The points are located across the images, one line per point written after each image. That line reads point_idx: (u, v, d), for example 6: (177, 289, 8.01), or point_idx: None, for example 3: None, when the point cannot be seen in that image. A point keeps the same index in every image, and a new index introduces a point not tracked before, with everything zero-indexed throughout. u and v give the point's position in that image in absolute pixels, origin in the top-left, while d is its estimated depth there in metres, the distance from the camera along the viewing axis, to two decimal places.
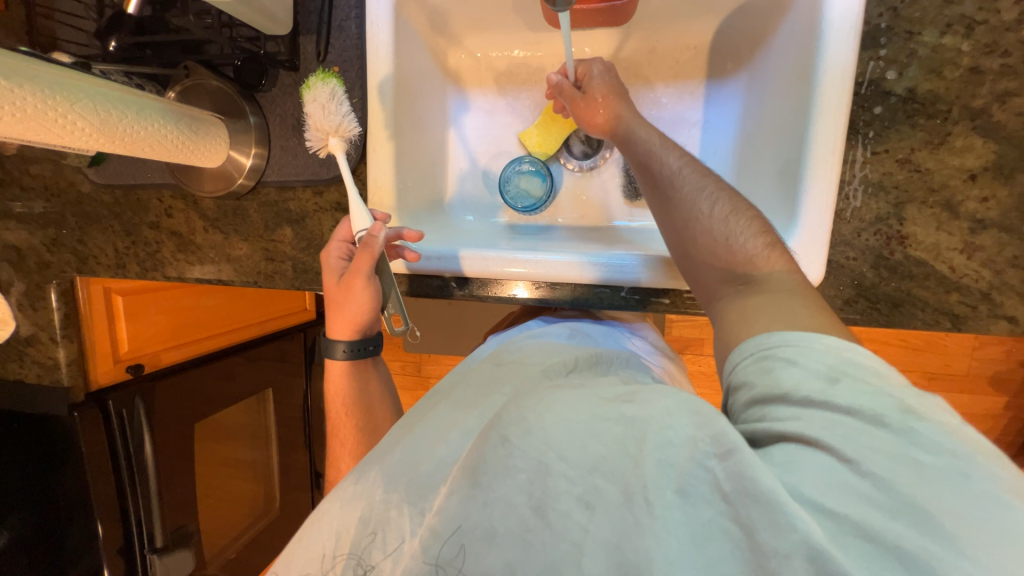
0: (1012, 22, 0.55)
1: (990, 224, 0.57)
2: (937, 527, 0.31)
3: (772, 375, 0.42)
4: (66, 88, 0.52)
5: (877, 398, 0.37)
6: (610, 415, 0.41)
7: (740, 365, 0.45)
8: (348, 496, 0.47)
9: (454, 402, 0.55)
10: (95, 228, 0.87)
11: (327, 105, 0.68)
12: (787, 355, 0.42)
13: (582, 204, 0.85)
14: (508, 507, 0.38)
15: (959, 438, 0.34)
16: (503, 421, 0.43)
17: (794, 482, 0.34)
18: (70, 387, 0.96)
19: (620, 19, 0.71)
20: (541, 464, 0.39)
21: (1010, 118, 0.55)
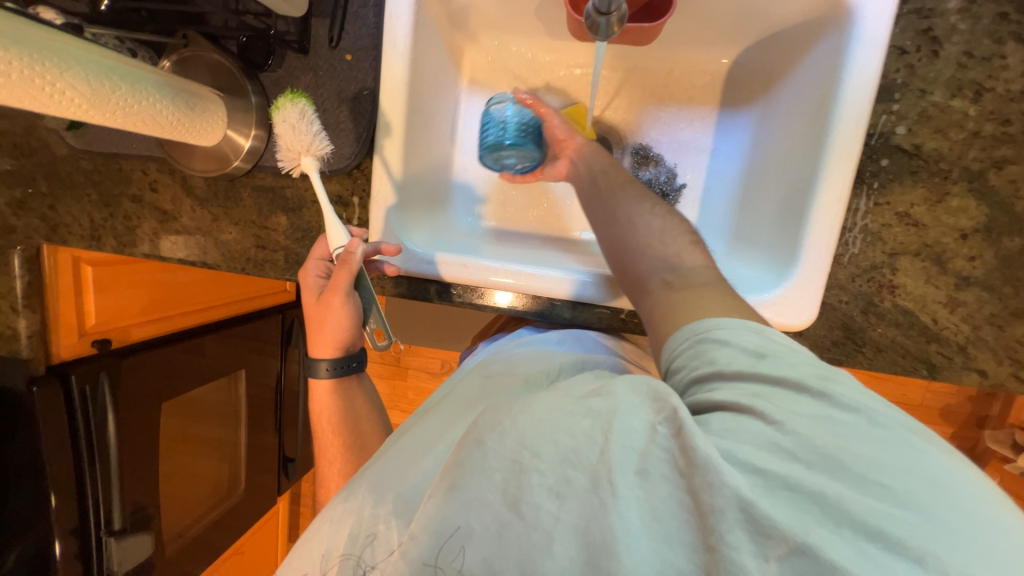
0: (1017, 92, 0.57)
1: (974, 281, 0.60)
2: (859, 478, 0.34)
3: (706, 352, 0.45)
4: (56, 53, 0.48)
5: (797, 367, 0.40)
6: (580, 409, 0.40)
7: (676, 350, 0.47)
8: (337, 514, 0.47)
9: (444, 416, 0.55)
10: (69, 195, 0.82)
11: (297, 126, 0.67)
12: (718, 334, 0.45)
13: (542, 207, 0.84)
14: (482, 506, 0.39)
15: (866, 394, 0.38)
16: (480, 425, 0.44)
17: (730, 445, 0.36)
18: (29, 359, 0.92)
19: (645, 40, 0.68)
20: (514, 461, 0.39)
21: (1004, 184, 0.58)
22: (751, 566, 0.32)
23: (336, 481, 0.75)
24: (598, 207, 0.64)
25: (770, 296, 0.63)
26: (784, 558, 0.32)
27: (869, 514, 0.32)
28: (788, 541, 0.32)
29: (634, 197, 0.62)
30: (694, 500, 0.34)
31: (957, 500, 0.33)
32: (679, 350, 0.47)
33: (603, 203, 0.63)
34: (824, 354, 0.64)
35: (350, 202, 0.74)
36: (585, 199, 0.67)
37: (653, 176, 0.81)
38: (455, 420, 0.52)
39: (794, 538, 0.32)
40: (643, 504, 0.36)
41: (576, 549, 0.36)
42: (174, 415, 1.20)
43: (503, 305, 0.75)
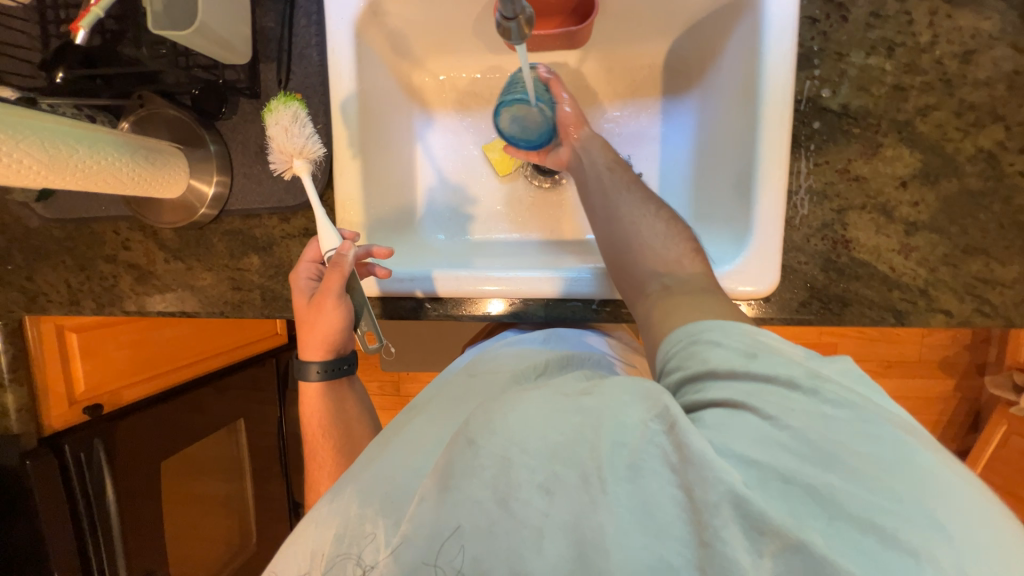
0: (926, 43, 0.60)
1: (921, 226, 0.62)
2: (852, 471, 0.33)
3: (700, 354, 0.44)
4: (11, 125, 0.51)
5: (790, 364, 0.40)
6: (573, 409, 0.41)
7: (670, 352, 0.48)
8: (324, 514, 0.46)
9: (426, 418, 0.54)
10: (45, 265, 0.83)
11: (290, 128, 0.66)
12: (710, 337, 0.45)
13: (543, 212, 0.86)
14: (474, 506, 0.39)
15: (858, 391, 0.38)
16: (470, 424, 0.43)
17: (724, 443, 0.36)
18: (20, 434, 0.91)
19: (576, 44, 0.72)
20: (502, 461, 0.39)
21: (931, 129, 0.61)
22: (747, 563, 0.32)
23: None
24: (600, 215, 0.67)
25: (729, 268, 0.64)
26: (779, 554, 0.32)
27: (862, 506, 0.32)
28: (784, 537, 0.32)
29: (638, 203, 0.65)
30: (691, 498, 0.35)
31: (943, 492, 0.33)
32: (675, 351, 0.47)
33: (605, 209, 0.66)
34: (793, 315, 0.66)
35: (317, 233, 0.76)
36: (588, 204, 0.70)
37: None
38: (437, 423, 0.52)
39: (787, 532, 0.32)
40: (633, 501, 0.36)
41: (567, 548, 0.36)
42: (174, 471, 1.18)
43: (494, 312, 0.75)
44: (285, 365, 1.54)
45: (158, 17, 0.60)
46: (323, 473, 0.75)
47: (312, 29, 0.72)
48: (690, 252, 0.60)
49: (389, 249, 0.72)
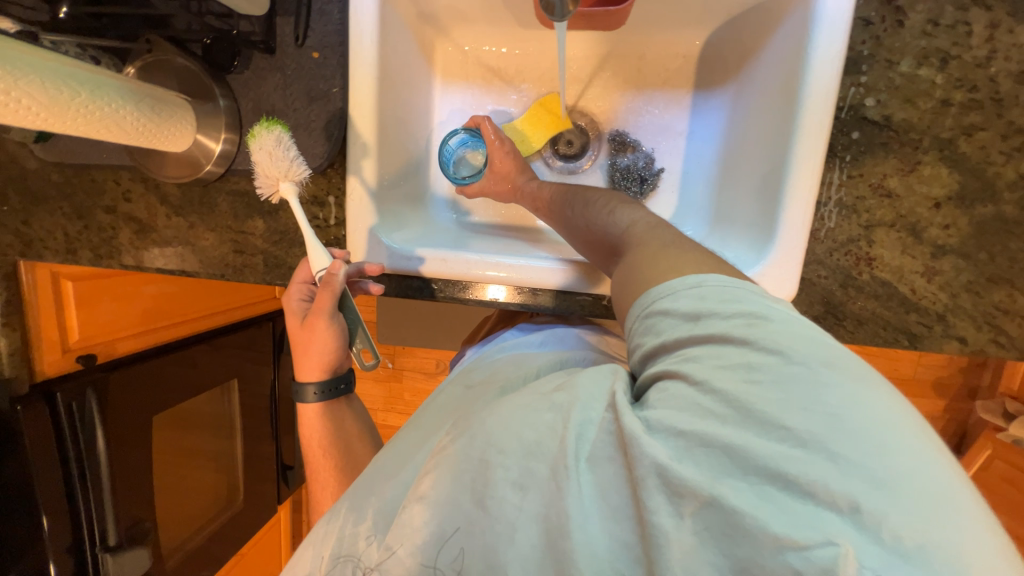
0: (983, 58, 0.57)
1: (949, 250, 0.61)
2: (766, 421, 0.32)
3: (654, 321, 0.42)
4: (10, 60, 0.47)
5: (730, 318, 0.37)
6: (542, 406, 0.39)
7: (628, 330, 0.45)
8: (319, 536, 0.47)
9: (425, 424, 0.55)
10: (42, 209, 0.81)
11: (274, 153, 0.65)
12: (659, 303, 0.42)
13: None
14: (452, 506, 0.39)
15: (802, 334, 0.35)
16: (453, 432, 0.43)
17: (653, 412, 0.35)
18: (13, 377, 0.90)
19: (610, 26, 0.69)
20: (477, 459, 0.39)
21: (974, 151, 0.58)
22: (668, 525, 0.32)
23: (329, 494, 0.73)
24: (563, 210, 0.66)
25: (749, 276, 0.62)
26: (697, 512, 0.31)
27: (768, 454, 0.31)
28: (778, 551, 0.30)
29: (595, 200, 0.62)
30: (628, 472, 0.35)
31: (869, 431, 0.31)
32: (632, 327, 0.44)
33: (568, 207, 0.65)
34: None
35: (325, 202, 0.74)
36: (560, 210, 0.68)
37: (631, 162, 0.81)
38: (439, 422, 0.53)
39: (702, 491, 0.31)
40: (594, 488, 0.35)
41: (537, 536, 0.36)
42: (166, 428, 1.18)
43: (497, 299, 0.73)
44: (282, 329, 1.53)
45: None
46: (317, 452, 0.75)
47: None
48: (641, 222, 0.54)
49: (382, 266, 0.69)
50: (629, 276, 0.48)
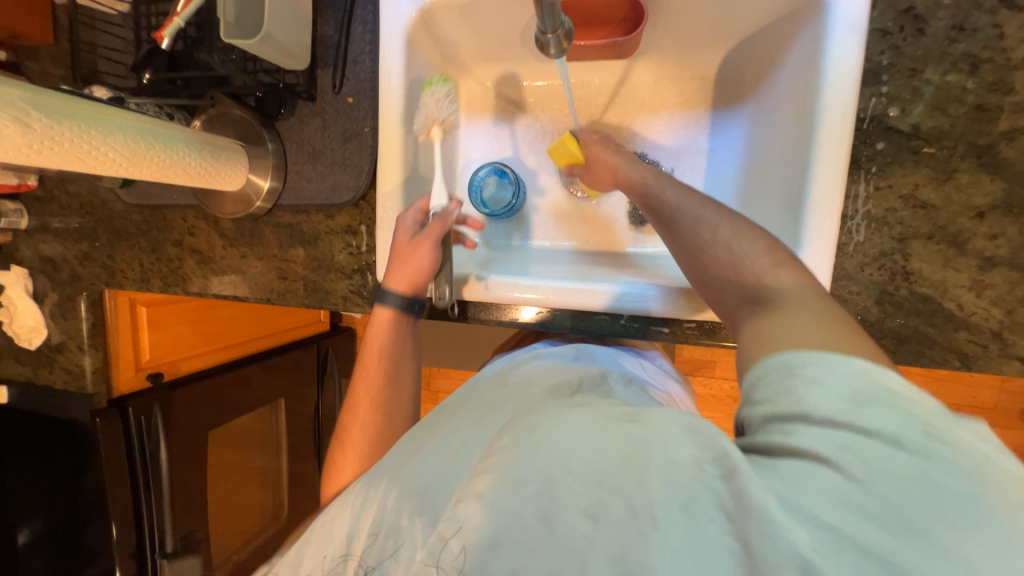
0: (1019, 60, 0.54)
1: (1000, 262, 0.56)
2: (946, 553, 0.27)
3: (792, 384, 0.35)
4: (100, 122, 0.57)
5: (908, 415, 0.31)
6: (613, 434, 0.37)
7: (755, 378, 0.38)
8: (360, 501, 0.46)
9: (461, 421, 0.53)
10: (124, 245, 0.93)
11: (441, 101, 0.75)
12: (808, 369, 0.35)
13: (572, 226, 0.85)
14: (513, 517, 0.35)
15: (987, 456, 0.29)
16: (511, 432, 0.40)
17: (790, 495, 0.30)
18: (93, 394, 1.01)
19: (623, 53, 0.71)
20: (543, 473, 0.36)
21: (1019, 156, 0.55)
22: None
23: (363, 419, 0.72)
24: (658, 226, 0.61)
25: None
26: None
27: None
28: None
29: (695, 207, 0.58)
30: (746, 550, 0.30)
31: None
32: (760, 378, 0.38)
33: (663, 224, 0.60)
34: None
35: (358, 230, 0.80)
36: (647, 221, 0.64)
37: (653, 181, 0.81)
38: (479, 424, 0.51)
39: None
40: (686, 544, 0.31)
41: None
42: (221, 445, 1.27)
43: (524, 319, 0.75)
44: (325, 351, 1.63)
45: (230, 25, 0.65)
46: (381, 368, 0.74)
47: (366, 37, 0.75)
48: (776, 262, 0.49)
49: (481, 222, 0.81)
50: (755, 332, 0.43)
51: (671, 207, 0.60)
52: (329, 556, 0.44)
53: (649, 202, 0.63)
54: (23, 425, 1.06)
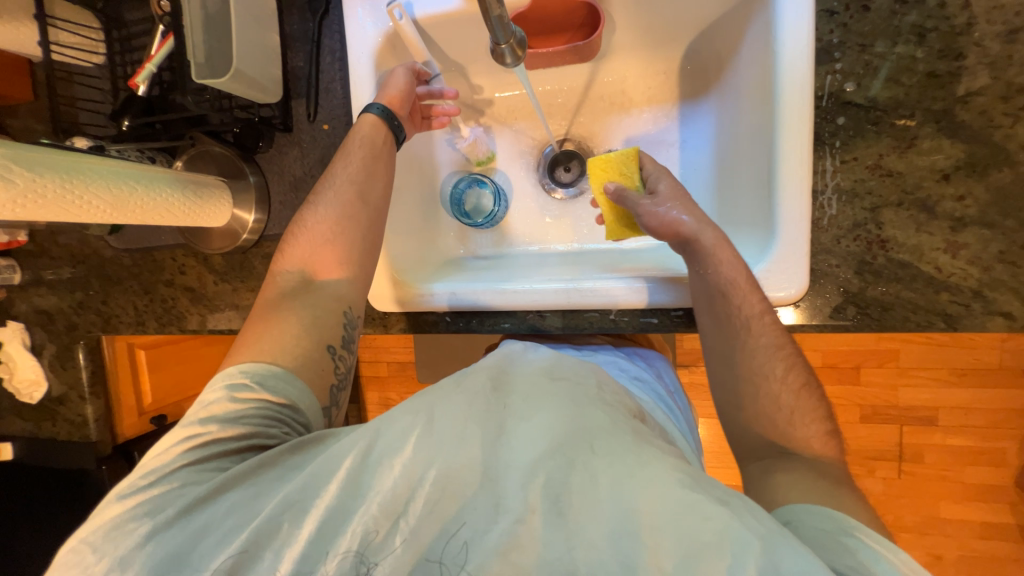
0: (963, 25, 0.56)
1: (970, 221, 0.57)
2: None
3: (841, 544, 0.42)
4: (81, 172, 0.58)
5: None
6: (711, 509, 0.41)
7: (811, 523, 0.46)
8: (422, 447, 0.46)
9: (511, 405, 0.50)
10: (117, 290, 0.94)
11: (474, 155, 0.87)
12: (864, 536, 0.43)
13: (551, 228, 0.86)
14: (594, 553, 0.40)
15: None
16: (600, 454, 0.44)
17: None
18: (98, 442, 1.00)
19: (587, 56, 0.72)
20: (625, 516, 0.41)
21: (974, 117, 0.56)
22: None
23: (322, 222, 0.68)
24: (715, 318, 0.61)
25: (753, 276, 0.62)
26: None
27: None
28: None
29: (771, 343, 0.58)
30: None
31: None
32: (816, 527, 0.45)
33: (723, 322, 0.60)
34: (826, 322, 0.62)
35: None
36: (700, 302, 0.63)
37: None
38: (539, 415, 0.49)
39: None
40: None
41: None
42: None
43: (513, 324, 0.76)
44: None
45: (201, 67, 0.67)
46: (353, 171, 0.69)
47: (336, 65, 0.77)
48: (822, 435, 0.56)
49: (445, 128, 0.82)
50: (797, 483, 0.51)
51: (742, 315, 0.59)
52: (386, 494, 0.44)
53: (727, 291, 0.60)
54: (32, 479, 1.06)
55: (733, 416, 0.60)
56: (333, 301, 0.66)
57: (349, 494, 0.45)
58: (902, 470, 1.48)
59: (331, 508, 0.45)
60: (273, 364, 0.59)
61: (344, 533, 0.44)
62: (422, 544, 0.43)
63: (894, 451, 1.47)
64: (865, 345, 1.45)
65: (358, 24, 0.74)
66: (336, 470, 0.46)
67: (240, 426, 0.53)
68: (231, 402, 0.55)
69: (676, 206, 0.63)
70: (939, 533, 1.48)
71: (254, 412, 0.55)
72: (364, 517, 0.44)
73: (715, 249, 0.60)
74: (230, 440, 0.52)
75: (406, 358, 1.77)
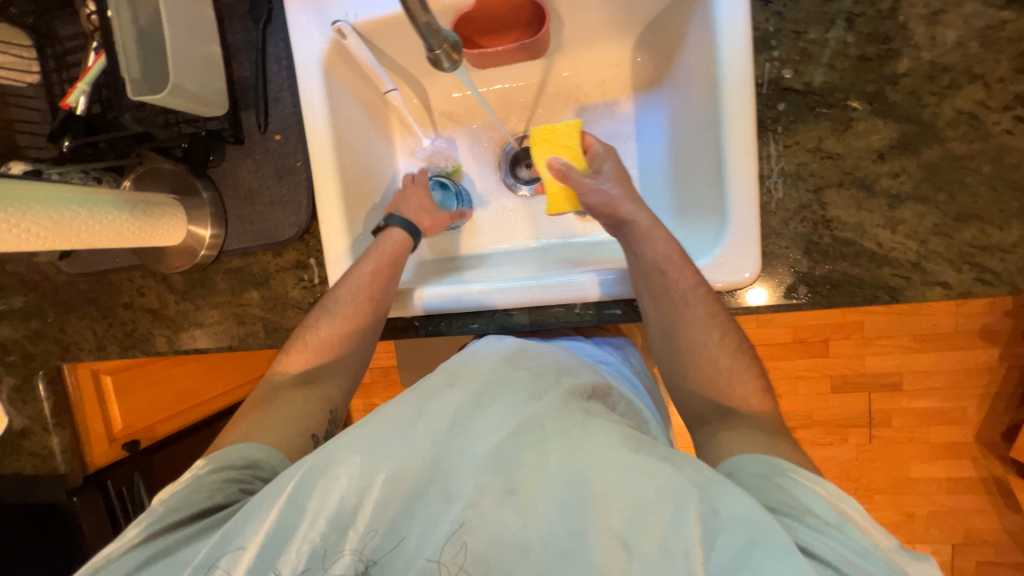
0: (888, 10, 0.59)
1: (906, 197, 0.60)
2: None
3: (776, 485, 0.47)
4: (18, 200, 0.56)
5: (864, 538, 0.43)
6: (653, 470, 0.44)
7: (752, 469, 0.49)
8: (371, 446, 0.47)
9: (473, 395, 0.50)
10: (73, 316, 0.91)
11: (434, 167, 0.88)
12: (795, 475, 0.48)
13: (517, 225, 0.87)
14: (547, 526, 0.43)
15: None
16: (547, 434, 0.46)
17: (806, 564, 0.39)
18: (67, 473, 0.97)
19: (537, 53, 0.73)
20: (576, 485, 0.44)
21: (903, 97, 0.59)
22: None
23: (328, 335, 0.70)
24: (655, 293, 0.64)
25: (708, 260, 0.64)
26: None
27: None
28: None
29: (705, 314, 0.62)
30: None
31: None
32: (755, 472, 0.49)
33: (663, 296, 0.63)
34: (780, 302, 0.64)
35: (308, 264, 0.80)
36: (639, 279, 0.65)
37: None
38: (497, 403, 0.49)
39: None
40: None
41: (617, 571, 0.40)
42: None
43: (482, 324, 0.76)
44: None
45: (139, 82, 0.65)
46: (361, 281, 0.70)
47: (284, 73, 0.76)
48: (766, 403, 0.59)
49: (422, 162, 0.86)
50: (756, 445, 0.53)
51: (679, 288, 0.62)
52: (332, 507, 0.45)
53: (665, 265, 0.63)
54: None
55: (696, 400, 0.62)
56: (320, 399, 0.67)
57: (292, 512, 0.45)
58: (873, 436, 1.54)
59: (275, 527, 0.45)
60: (262, 441, 0.60)
61: (291, 548, 0.44)
62: (380, 540, 0.44)
63: (864, 418, 1.54)
64: (832, 318, 1.50)
65: (303, 31, 0.72)
66: (279, 490, 0.46)
67: (193, 497, 0.53)
68: (187, 477, 0.55)
69: (614, 187, 0.68)
70: (910, 492, 1.56)
71: (209, 480, 0.55)
72: (312, 533, 0.45)
73: (649, 230, 0.65)
74: (181, 512, 0.52)
75: (388, 363, 1.75)
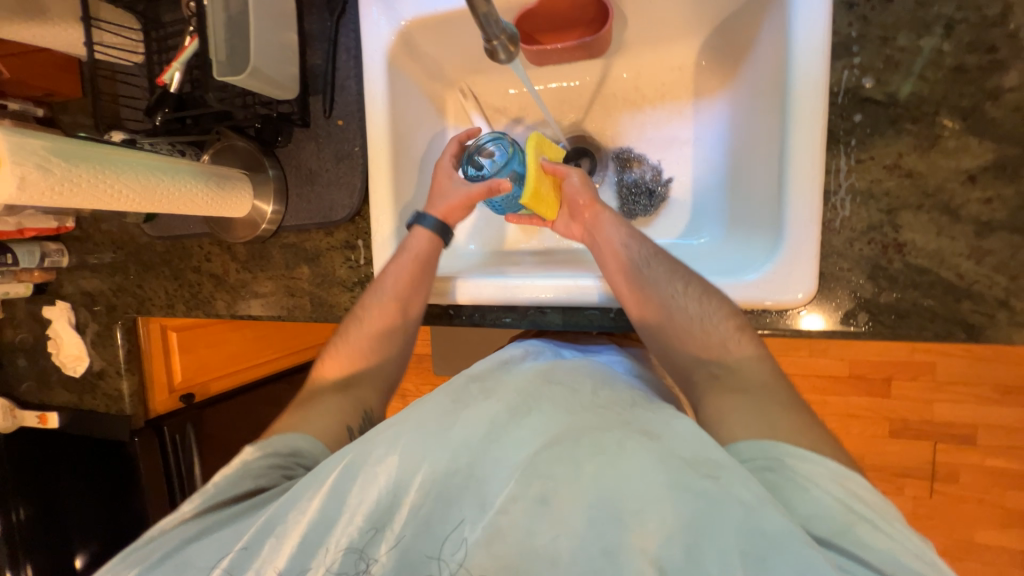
0: (997, 16, 0.53)
1: (998, 226, 0.54)
2: None
3: (782, 480, 0.44)
4: (115, 164, 0.63)
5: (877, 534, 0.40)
6: (691, 487, 0.42)
7: (755, 459, 0.47)
8: (406, 446, 0.50)
9: (510, 405, 0.52)
10: (151, 274, 1.00)
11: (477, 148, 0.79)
12: (794, 461, 0.45)
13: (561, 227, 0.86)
14: (578, 539, 0.43)
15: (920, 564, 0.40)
16: (581, 445, 0.47)
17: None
18: (132, 415, 1.08)
19: (595, 51, 0.72)
20: (607, 503, 0.44)
21: (1006, 114, 0.53)
22: None
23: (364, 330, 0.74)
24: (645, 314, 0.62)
25: (759, 275, 0.61)
26: None
27: None
28: None
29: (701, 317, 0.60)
30: None
31: None
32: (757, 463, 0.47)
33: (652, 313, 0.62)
34: (835, 329, 0.60)
35: (356, 245, 0.84)
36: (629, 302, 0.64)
37: (639, 176, 0.82)
38: (535, 414, 0.51)
39: None
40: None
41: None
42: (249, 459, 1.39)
43: (516, 318, 0.76)
44: None
45: (223, 64, 0.71)
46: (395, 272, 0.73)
47: (351, 62, 0.80)
48: None
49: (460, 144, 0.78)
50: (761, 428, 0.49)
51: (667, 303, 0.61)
52: (370, 503, 0.48)
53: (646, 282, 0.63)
54: (75, 445, 1.15)
55: None
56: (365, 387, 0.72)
57: (333, 503, 0.48)
58: (935, 491, 1.39)
59: (317, 518, 0.48)
60: (307, 433, 0.63)
61: (333, 537, 0.48)
62: (408, 542, 0.47)
63: (925, 469, 1.39)
64: (898, 355, 1.37)
65: (373, 23, 0.76)
66: (320, 483, 0.49)
67: (240, 480, 0.56)
68: (237, 464, 0.58)
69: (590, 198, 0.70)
70: (973, 559, 1.39)
71: (255, 465, 0.58)
72: (349, 529, 0.48)
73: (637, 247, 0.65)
74: (234, 493, 0.55)
75: (423, 350, 1.80)
